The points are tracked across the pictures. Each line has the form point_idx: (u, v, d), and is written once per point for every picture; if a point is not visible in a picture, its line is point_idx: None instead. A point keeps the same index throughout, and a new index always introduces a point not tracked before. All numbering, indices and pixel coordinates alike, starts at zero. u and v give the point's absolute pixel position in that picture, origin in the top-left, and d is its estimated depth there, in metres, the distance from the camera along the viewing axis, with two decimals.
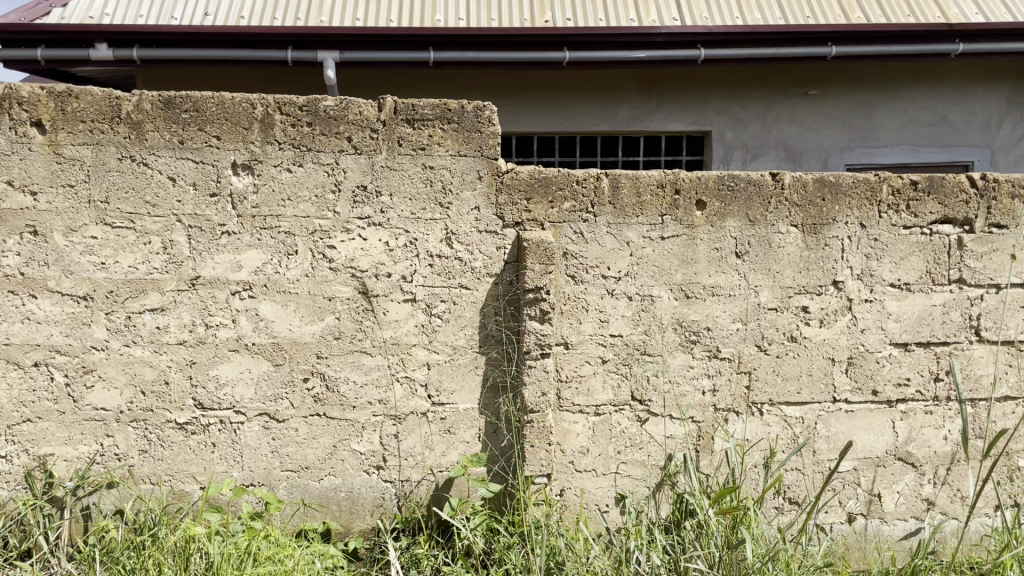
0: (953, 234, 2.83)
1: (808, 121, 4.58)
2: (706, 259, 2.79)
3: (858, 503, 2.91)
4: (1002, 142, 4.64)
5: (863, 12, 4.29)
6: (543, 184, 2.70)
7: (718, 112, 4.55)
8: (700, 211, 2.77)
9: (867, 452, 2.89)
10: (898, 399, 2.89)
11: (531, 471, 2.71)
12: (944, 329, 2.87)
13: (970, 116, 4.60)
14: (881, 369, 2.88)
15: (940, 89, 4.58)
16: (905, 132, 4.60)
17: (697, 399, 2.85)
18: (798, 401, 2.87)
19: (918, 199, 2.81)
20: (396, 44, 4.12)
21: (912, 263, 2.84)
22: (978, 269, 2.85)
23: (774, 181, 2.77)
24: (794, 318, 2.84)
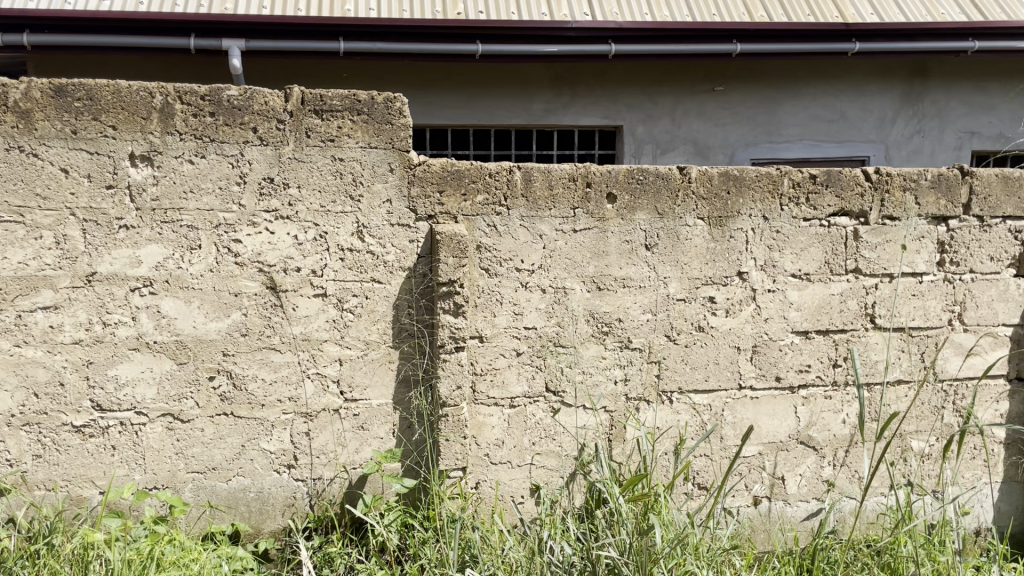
0: (849, 225, 2.96)
1: (715, 117, 4.70)
2: (617, 252, 2.83)
3: (762, 486, 3.01)
4: (895, 138, 4.85)
5: (765, 11, 4.42)
6: (455, 176, 2.68)
7: (630, 106, 4.63)
8: (611, 204, 2.81)
9: (771, 437, 3.00)
10: (799, 384, 3.01)
11: (446, 465, 2.71)
12: (841, 317, 2.99)
13: (866, 113, 4.81)
14: (783, 357, 2.99)
15: (838, 87, 4.76)
16: (806, 128, 4.77)
17: (609, 389, 2.89)
18: (705, 389, 2.95)
19: (817, 193, 2.92)
20: (305, 33, 4.03)
21: (811, 254, 2.95)
22: (872, 259, 2.98)
23: (681, 174, 2.83)
24: (701, 308, 2.92)
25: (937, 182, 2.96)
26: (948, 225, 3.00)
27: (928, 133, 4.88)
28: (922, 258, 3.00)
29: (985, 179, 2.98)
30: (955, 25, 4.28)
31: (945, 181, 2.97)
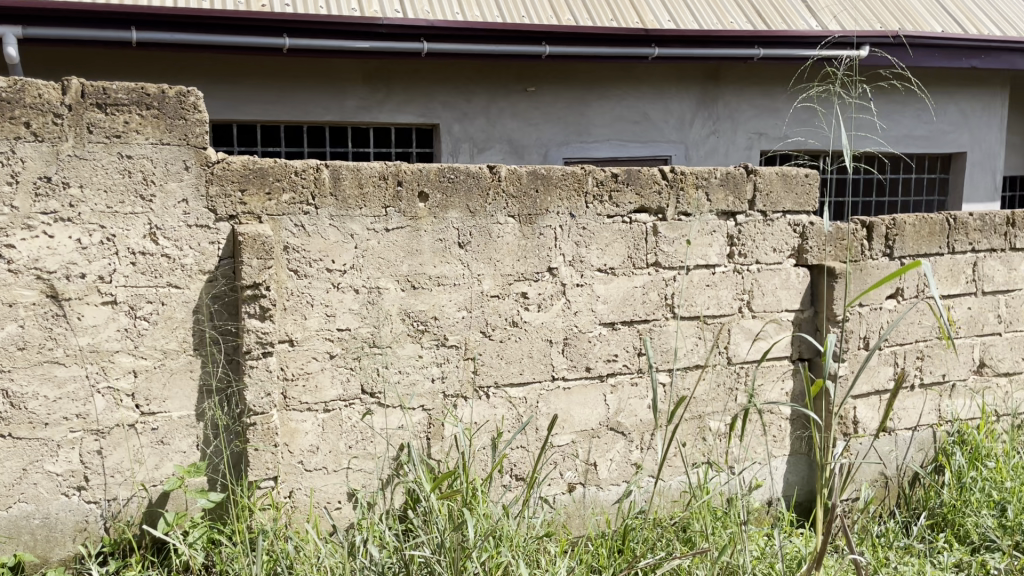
0: (648, 221, 3.12)
1: (528, 116, 4.82)
2: (430, 250, 2.83)
3: (576, 473, 3.12)
4: (694, 139, 5.17)
5: (572, 14, 4.57)
6: (258, 174, 2.58)
7: (444, 105, 4.65)
8: (423, 202, 2.80)
9: (583, 425, 3.12)
10: (607, 373, 3.14)
11: (255, 475, 2.61)
12: (644, 308, 3.16)
13: (667, 114, 5.09)
14: (592, 348, 3.11)
15: (642, 90, 5.01)
16: (613, 129, 4.99)
17: (426, 388, 2.89)
18: (520, 382, 3.02)
19: (619, 190, 3.05)
20: (91, 21, 3.75)
21: (615, 248, 3.08)
22: (671, 253, 3.17)
23: (491, 172, 2.88)
24: (514, 304, 2.98)
25: (725, 180, 3.19)
26: (736, 220, 3.24)
27: (723, 134, 5.23)
28: (715, 250, 3.22)
29: (766, 177, 3.25)
30: (742, 34, 4.61)
31: (732, 179, 3.20)
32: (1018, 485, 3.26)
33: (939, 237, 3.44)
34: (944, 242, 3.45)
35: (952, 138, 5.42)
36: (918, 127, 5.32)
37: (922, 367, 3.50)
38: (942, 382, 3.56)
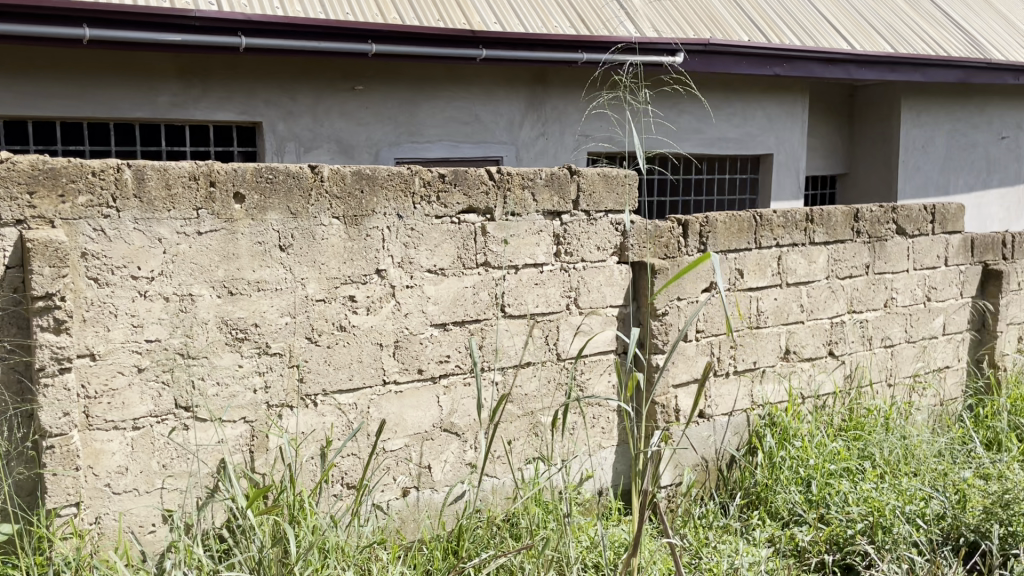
0: (477, 222, 3.13)
1: (356, 116, 4.72)
2: (249, 254, 2.70)
3: (408, 477, 3.08)
4: (524, 140, 5.25)
5: (398, 12, 4.51)
6: (48, 175, 2.38)
7: (267, 103, 4.48)
8: (239, 204, 2.67)
9: (416, 428, 3.08)
10: (440, 375, 3.12)
11: (54, 503, 2.40)
12: (475, 308, 3.16)
13: (497, 116, 5.14)
14: (424, 350, 3.08)
15: (471, 91, 5.04)
16: (444, 129, 4.98)
17: (248, 399, 2.76)
18: (349, 388, 2.94)
19: (446, 191, 3.04)
20: None
21: (444, 249, 3.07)
22: (500, 253, 3.19)
23: (313, 173, 2.79)
24: (341, 308, 2.90)
25: (550, 181, 3.26)
26: (562, 219, 3.31)
27: (552, 135, 5.35)
28: (542, 249, 3.27)
29: (589, 177, 3.34)
30: (565, 38, 4.74)
31: (557, 180, 3.27)
32: (821, 461, 3.54)
33: (748, 234, 3.67)
34: (751, 238, 3.69)
35: (760, 141, 5.81)
36: (729, 130, 5.67)
37: (735, 355, 3.72)
38: (753, 368, 3.79)
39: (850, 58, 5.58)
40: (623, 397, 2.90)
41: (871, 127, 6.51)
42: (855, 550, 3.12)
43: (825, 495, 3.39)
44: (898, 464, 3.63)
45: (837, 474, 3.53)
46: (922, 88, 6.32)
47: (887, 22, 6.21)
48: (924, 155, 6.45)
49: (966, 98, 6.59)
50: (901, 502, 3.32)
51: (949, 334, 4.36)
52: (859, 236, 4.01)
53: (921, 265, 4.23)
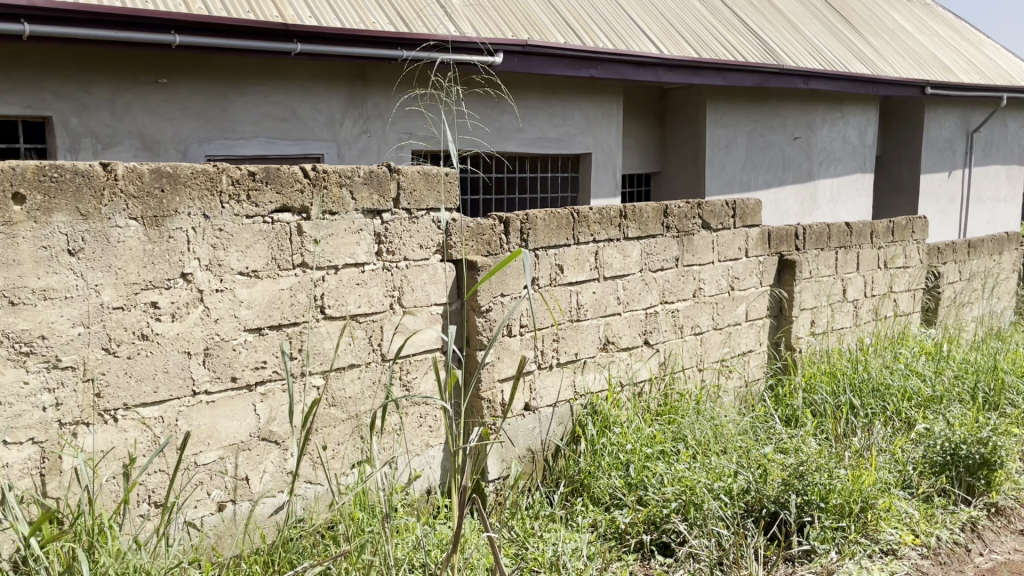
0: (292, 221, 3.02)
1: (162, 111, 4.46)
2: (32, 260, 2.47)
3: (224, 491, 2.93)
4: (345, 137, 5.14)
5: (205, 2, 4.29)
6: None
7: (58, 95, 4.14)
8: (19, 206, 2.44)
9: (232, 439, 2.94)
10: (256, 382, 2.99)
11: None
12: (292, 311, 3.05)
13: (316, 112, 5.01)
14: (238, 356, 2.94)
15: (287, 86, 4.88)
16: (259, 125, 4.80)
17: (37, 418, 2.53)
18: (155, 401, 2.75)
19: (257, 189, 2.92)
20: None
21: (257, 250, 2.94)
22: (317, 253, 3.09)
23: (105, 171, 2.59)
24: (143, 315, 2.71)
25: (369, 179, 3.20)
26: (382, 218, 3.26)
27: (374, 132, 5.27)
28: (362, 249, 3.21)
29: (409, 176, 3.31)
30: (384, 34, 4.69)
31: (375, 177, 3.22)
32: (638, 445, 3.69)
33: (566, 230, 3.78)
34: (570, 234, 3.80)
35: (579, 140, 6.01)
36: (549, 129, 5.82)
37: (558, 348, 3.82)
38: (575, 360, 3.90)
39: (660, 62, 5.88)
40: (445, 397, 2.92)
41: (681, 128, 6.90)
42: (669, 527, 3.33)
43: (643, 478, 3.55)
44: (708, 443, 3.85)
45: (653, 457, 3.69)
46: (725, 92, 6.76)
47: (693, 29, 6.59)
48: (728, 154, 6.90)
49: (763, 102, 7.12)
50: (711, 480, 3.52)
51: (751, 320, 4.69)
52: (669, 231, 4.23)
53: (725, 256, 4.51)
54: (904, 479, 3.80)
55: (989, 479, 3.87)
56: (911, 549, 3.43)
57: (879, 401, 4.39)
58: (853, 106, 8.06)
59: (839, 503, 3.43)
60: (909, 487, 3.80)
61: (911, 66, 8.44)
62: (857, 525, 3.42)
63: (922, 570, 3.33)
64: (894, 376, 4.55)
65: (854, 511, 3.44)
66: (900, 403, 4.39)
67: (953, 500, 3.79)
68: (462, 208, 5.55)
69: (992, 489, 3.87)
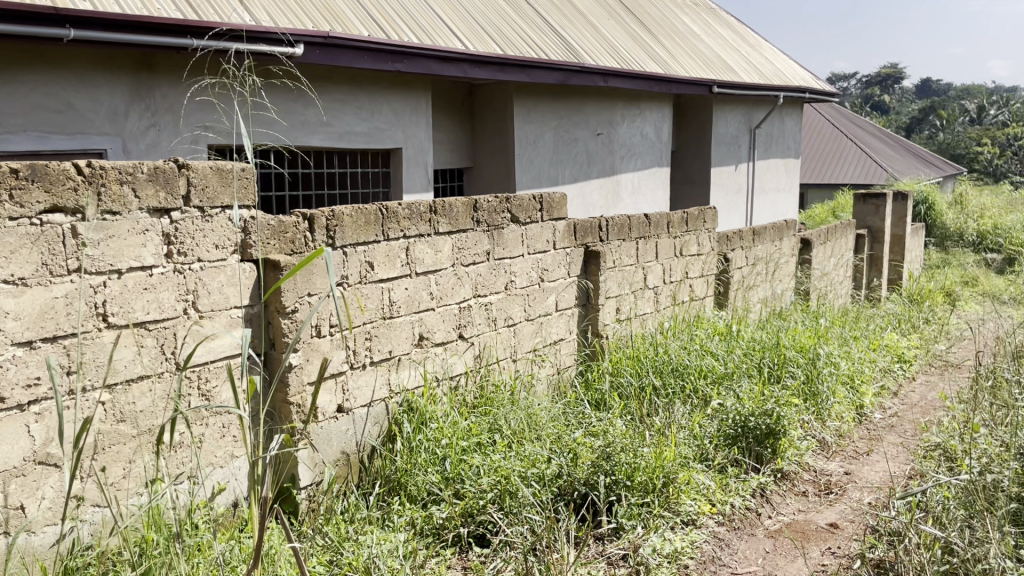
0: (65, 222, 2.76)
1: None
2: None
3: None
4: (131, 131, 4.78)
5: None
6: None
7: None
8: None
9: (2, 465, 2.65)
10: (29, 401, 2.71)
11: None
12: (69, 321, 2.79)
13: (96, 104, 4.62)
14: (5, 373, 2.64)
15: (61, 76, 4.47)
16: (29, 118, 4.35)
17: None
18: None
19: (21, 188, 2.63)
20: None
21: (24, 256, 2.66)
22: (96, 257, 2.84)
23: None
24: None
25: (154, 175, 2.98)
26: (171, 217, 3.05)
27: (164, 126, 4.95)
28: (149, 251, 2.99)
29: (200, 172, 3.12)
30: (171, 22, 4.40)
31: (162, 174, 3.01)
32: (454, 439, 3.69)
33: (374, 227, 3.69)
34: (379, 230, 3.72)
35: (388, 135, 5.94)
36: (356, 123, 5.71)
37: (371, 347, 3.72)
38: (390, 358, 3.82)
39: (465, 58, 5.92)
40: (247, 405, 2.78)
41: (490, 123, 7.01)
42: (485, 518, 3.36)
43: (459, 471, 3.55)
44: (523, 432, 3.92)
45: (469, 449, 3.71)
46: (531, 88, 6.93)
47: (497, 26, 6.69)
48: (536, 149, 7.08)
49: (567, 98, 7.36)
50: (524, 467, 3.58)
51: (560, 310, 4.83)
52: (479, 226, 4.26)
53: (533, 249, 4.61)
54: (702, 452, 4.06)
55: (773, 446, 4.24)
56: (709, 518, 3.67)
57: (679, 381, 4.66)
58: (650, 104, 8.53)
59: (643, 480, 3.60)
60: (706, 459, 4.07)
61: (700, 67, 9.04)
62: (660, 500, 3.61)
63: (717, 536, 3.57)
64: (691, 356, 4.84)
65: (657, 485, 3.62)
66: (697, 381, 4.68)
67: (744, 469, 4.10)
68: (260, 207, 5.37)
69: (777, 456, 4.23)
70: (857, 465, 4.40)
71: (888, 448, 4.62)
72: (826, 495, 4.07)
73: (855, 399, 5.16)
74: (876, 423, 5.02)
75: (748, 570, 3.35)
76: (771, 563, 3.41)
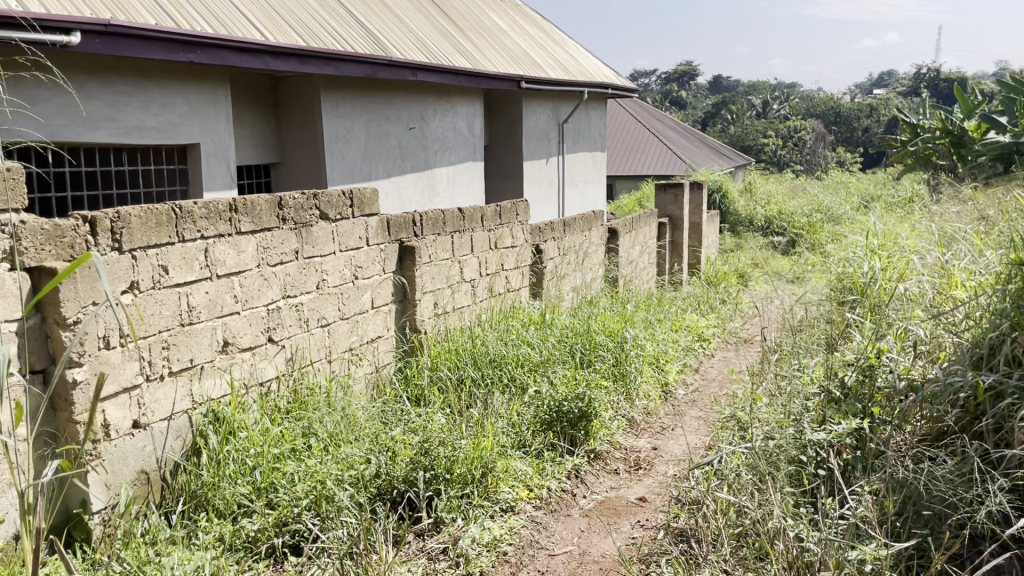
0: None
1: None
2: None
3: None
4: None
5: None
6: None
7: None
8: None
9: None
10: None
11: None
12: None
13: None
14: None
15: None
16: None
17: None
18: None
19: None
20: None
21: None
22: None
23: None
24: None
25: None
26: None
27: None
28: None
29: None
30: None
31: None
32: (264, 448, 3.54)
33: (167, 227, 3.45)
34: (173, 231, 3.48)
35: (184, 130, 5.61)
36: (147, 118, 5.36)
37: (169, 356, 3.49)
38: (190, 367, 3.60)
39: (265, 50, 5.70)
40: (19, 424, 2.52)
41: (296, 117, 6.79)
42: (301, 526, 3.25)
43: (271, 480, 3.41)
44: (339, 434, 3.83)
45: (282, 456, 3.57)
46: (338, 81, 6.77)
47: (298, 17, 6.48)
48: (347, 143, 6.94)
49: (376, 92, 7.26)
50: (341, 471, 3.49)
51: (376, 307, 4.75)
52: (286, 224, 4.08)
53: (346, 246, 4.48)
54: (519, 439, 4.16)
55: (586, 428, 4.41)
56: (526, 503, 3.76)
57: (496, 371, 4.73)
58: (461, 98, 8.59)
59: (462, 472, 3.61)
60: (523, 446, 4.16)
61: (508, 62, 9.23)
62: (479, 490, 3.65)
63: (535, 520, 3.66)
64: (508, 346, 4.93)
65: (476, 476, 3.65)
66: (514, 370, 4.77)
67: (559, 452, 4.24)
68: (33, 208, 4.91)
69: (589, 437, 4.41)
70: (663, 440, 4.66)
71: (690, 422, 4.94)
72: (636, 471, 4.28)
73: (660, 377, 5.48)
74: (680, 399, 5.35)
75: (565, 550, 3.46)
76: (586, 541, 3.54)
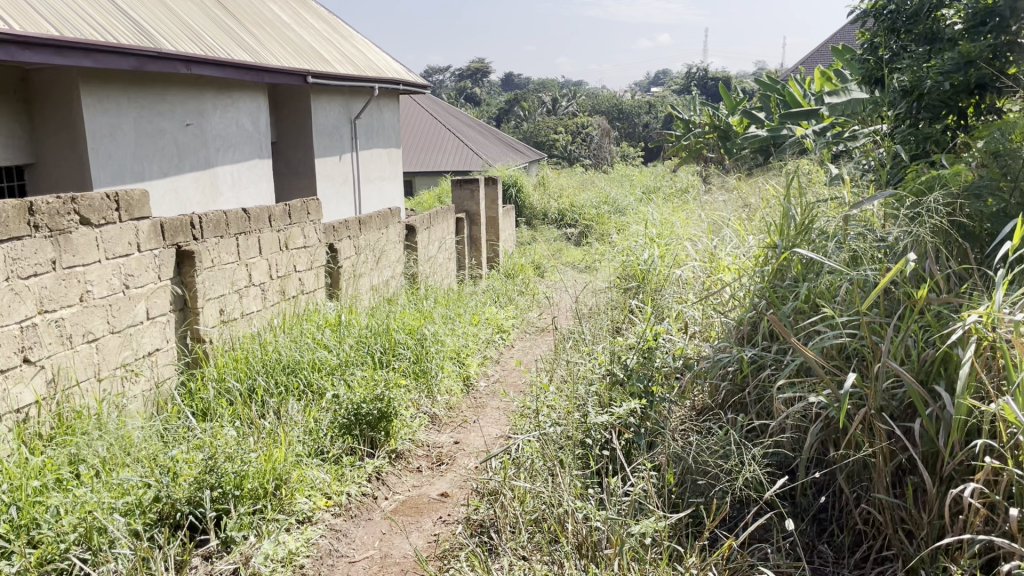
0: None
1: None
2: None
3: None
4: None
5: None
6: None
7: None
8: None
9: None
10: None
11: None
12: None
13: None
14: None
15: None
16: None
17: None
18: None
19: None
20: None
21: None
22: None
23: None
24: None
25: None
26: None
27: None
28: None
29: None
30: None
31: None
32: (24, 481, 3.17)
33: None
34: None
35: None
36: None
37: None
38: None
39: (10, 39, 5.12)
40: None
41: (52, 113, 6.18)
42: (68, 563, 2.94)
43: (33, 517, 3.05)
44: (113, 459, 3.51)
45: (45, 489, 3.22)
46: (101, 74, 6.23)
47: (49, 3, 5.88)
48: (114, 141, 6.41)
49: (146, 86, 6.76)
50: (114, 498, 3.20)
51: (152, 318, 4.41)
52: (38, 231, 3.68)
53: (112, 253, 4.12)
54: (318, 446, 4.02)
55: (387, 429, 4.35)
56: (324, 512, 3.65)
57: (290, 377, 4.55)
58: (243, 93, 8.20)
59: (253, 487, 3.44)
60: (321, 453, 4.03)
61: (293, 57, 8.92)
62: (273, 504, 3.49)
63: (333, 528, 3.56)
64: (303, 350, 4.76)
65: (268, 490, 3.49)
66: (311, 375, 4.61)
67: (359, 456, 4.15)
68: None
69: (390, 437, 4.35)
70: (464, 433, 4.70)
71: (491, 413, 5.02)
72: (438, 467, 4.28)
73: (461, 371, 5.53)
74: (480, 391, 5.42)
75: (365, 556, 3.39)
76: (387, 543, 3.49)
